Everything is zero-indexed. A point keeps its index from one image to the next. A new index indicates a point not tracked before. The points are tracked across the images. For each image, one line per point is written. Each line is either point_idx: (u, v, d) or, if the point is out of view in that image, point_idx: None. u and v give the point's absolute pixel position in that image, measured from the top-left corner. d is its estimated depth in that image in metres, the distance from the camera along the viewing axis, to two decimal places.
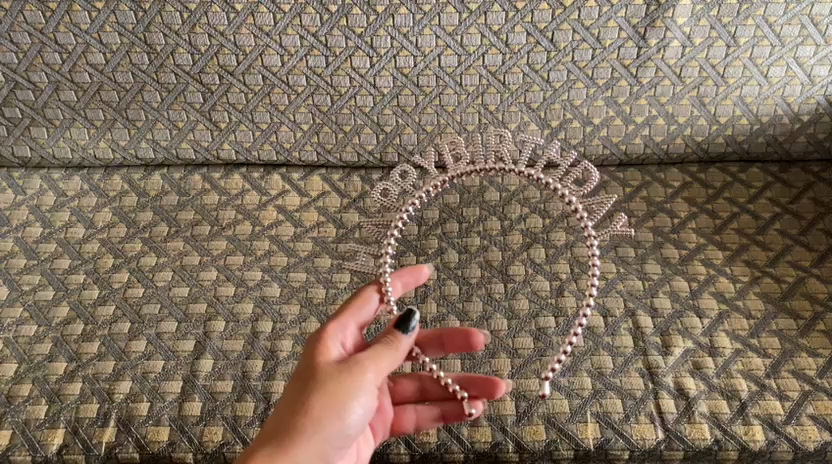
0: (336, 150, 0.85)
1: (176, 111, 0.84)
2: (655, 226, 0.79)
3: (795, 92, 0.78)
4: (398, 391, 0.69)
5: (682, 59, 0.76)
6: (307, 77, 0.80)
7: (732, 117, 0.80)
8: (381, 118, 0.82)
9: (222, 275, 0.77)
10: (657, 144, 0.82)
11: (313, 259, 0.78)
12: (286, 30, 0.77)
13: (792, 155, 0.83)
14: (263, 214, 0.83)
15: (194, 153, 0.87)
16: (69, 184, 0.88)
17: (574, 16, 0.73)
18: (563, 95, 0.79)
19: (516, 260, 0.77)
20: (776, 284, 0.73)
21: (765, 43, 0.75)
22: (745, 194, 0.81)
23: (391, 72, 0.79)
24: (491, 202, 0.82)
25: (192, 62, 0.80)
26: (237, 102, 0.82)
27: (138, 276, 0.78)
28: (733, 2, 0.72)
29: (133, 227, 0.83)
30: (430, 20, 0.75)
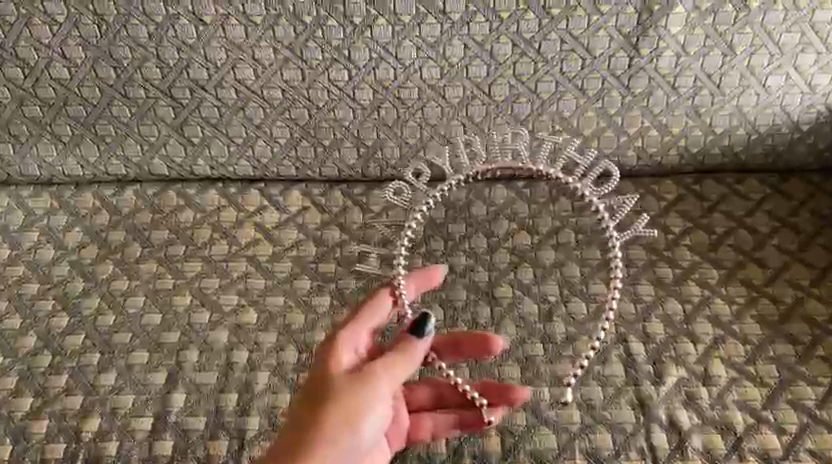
0: (315, 165, 0.93)
1: (148, 126, 0.91)
2: (648, 244, 0.85)
3: (795, 101, 0.86)
4: (415, 398, 0.72)
5: (676, 69, 0.84)
6: (283, 90, 0.88)
7: (729, 129, 0.88)
8: (363, 132, 0.91)
9: (196, 301, 0.83)
10: (649, 156, 0.90)
11: (291, 281, 0.84)
12: (261, 42, 0.85)
13: (792, 165, 0.90)
14: (242, 232, 0.89)
15: (168, 169, 0.94)
16: (56, 220, 0.92)
17: (562, 24, 0.82)
18: (567, 95, 0.86)
19: (503, 280, 0.82)
20: (764, 313, 0.78)
21: (764, 51, 0.83)
22: (743, 207, 0.88)
23: (371, 85, 0.87)
24: (478, 218, 0.88)
25: (161, 76, 0.88)
26: (210, 116, 0.90)
27: (110, 303, 0.83)
28: (729, 10, 0.80)
29: (105, 247, 0.89)
30: (410, 32, 0.83)
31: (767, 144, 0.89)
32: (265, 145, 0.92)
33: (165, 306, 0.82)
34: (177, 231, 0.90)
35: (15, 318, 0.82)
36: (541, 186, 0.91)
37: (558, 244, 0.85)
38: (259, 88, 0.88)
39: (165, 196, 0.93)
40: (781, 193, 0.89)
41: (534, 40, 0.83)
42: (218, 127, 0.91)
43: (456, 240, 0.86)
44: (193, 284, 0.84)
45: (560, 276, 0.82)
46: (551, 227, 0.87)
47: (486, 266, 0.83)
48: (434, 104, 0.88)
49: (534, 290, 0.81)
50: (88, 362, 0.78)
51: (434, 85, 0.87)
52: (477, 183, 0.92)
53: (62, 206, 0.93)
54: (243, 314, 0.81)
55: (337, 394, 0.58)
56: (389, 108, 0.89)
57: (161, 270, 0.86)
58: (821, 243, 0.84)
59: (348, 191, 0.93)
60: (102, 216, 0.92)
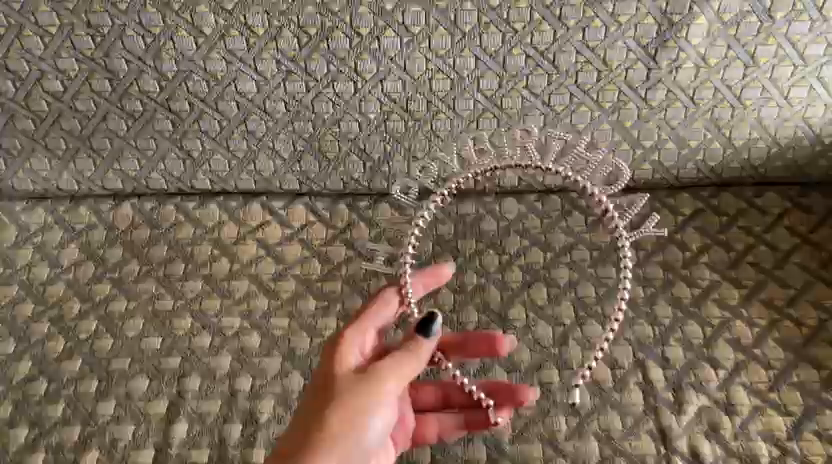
0: (319, 179, 1.00)
1: (146, 140, 0.97)
2: (667, 261, 0.95)
3: (772, 113, 0.93)
4: (422, 398, 0.87)
5: (646, 83, 0.91)
6: (285, 103, 0.93)
7: (702, 142, 0.96)
8: (368, 145, 0.97)
9: (197, 324, 0.89)
10: (627, 168, 0.99)
11: (297, 299, 0.91)
12: (262, 54, 0.89)
13: (768, 178, 1.00)
14: (242, 249, 0.96)
15: (165, 183, 1.00)
16: (91, 235, 0.99)
17: (577, 36, 0.87)
18: (565, 118, 0.94)
19: (517, 300, 0.92)
20: (744, 327, 0.89)
21: (739, 64, 0.89)
22: (717, 221, 0.98)
23: (377, 98, 0.92)
24: (489, 233, 0.98)
25: (158, 89, 0.92)
26: (211, 129, 0.95)
27: (108, 326, 0.90)
28: (702, 24, 0.86)
29: (102, 265, 0.96)
30: (420, 42, 0.88)
31: (743, 158, 0.98)
32: (268, 159, 0.98)
33: (195, 311, 0.91)
34: (196, 242, 0.97)
35: (49, 327, 0.90)
36: (554, 198, 1.01)
37: (572, 262, 0.94)
38: (261, 101, 0.93)
39: (163, 211, 1.00)
40: (757, 208, 0.99)
41: (548, 52, 0.89)
42: (218, 141, 0.97)
43: (466, 256, 0.96)
44: (224, 293, 0.92)
45: (559, 290, 0.92)
46: (564, 242, 0.96)
47: (499, 285, 0.93)
48: (444, 117, 0.94)
49: (541, 311, 0.90)
50: (114, 366, 0.86)
51: (442, 97, 0.92)
52: (486, 196, 1.01)
53: (99, 220, 1.00)
54: (273, 319, 0.90)
55: (345, 397, 0.67)
56: (393, 119, 0.94)
57: (188, 274, 0.94)
58: (798, 262, 0.94)
59: (355, 204, 1.01)
60: (142, 230, 0.99)
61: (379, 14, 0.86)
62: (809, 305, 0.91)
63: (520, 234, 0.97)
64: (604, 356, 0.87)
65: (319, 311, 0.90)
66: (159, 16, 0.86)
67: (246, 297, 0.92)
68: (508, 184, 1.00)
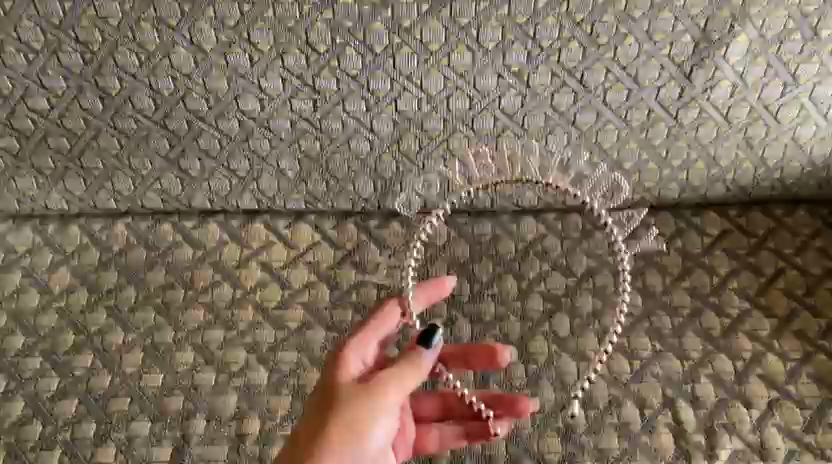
0: (327, 199, 0.95)
1: (140, 160, 0.92)
2: (693, 288, 0.93)
3: (811, 132, 0.91)
4: (422, 407, 0.86)
5: (679, 101, 0.88)
6: (291, 121, 0.89)
7: (736, 161, 0.94)
8: (380, 165, 0.92)
9: (200, 358, 0.86)
10: (647, 190, 0.96)
11: (305, 332, 0.88)
12: (266, 73, 0.85)
13: (800, 196, 0.97)
14: (245, 274, 0.93)
15: (162, 202, 0.96)
16: (86, 255, 0.95)
17: (609, 55, 0.84)
18: (590, 139, 0.91)
19: (536, 332, 0.89)
20: (777, 361, 0.87)
21: (779, 83, 0.87)
22: (744, 245, 0.95)
23: (391, 115, 0.88)
24: (507, 256, 0.95)
25: (154, 107, 0.88)
26: (210, 148, 0.91)
27: (105, 361, 0.87)
28: (742, 42, 0.83)
29: (97, 292, 0.92)
30: (438, 62, 0.84)
31: (775, 179, 0.95)
32: (271, 179, 0.94)
33: (197, 344, 0.87)
34: (196, 265, 0.93)
35: (42, 361, 0.87)
36: (572, 218, 0.98)
37: (595, 289, 0.93)
38: (265, 119, 0.88)
39: (161, 230, 0.96)
40: (787, 228, 0.97)
41: (577, 70, 0.85)
42: (218, 160, 0.92)
43: (483, 283, 0.93)
44: (226, 325, 0.89)
45: (581, 321, 0.90)
46: (587, 268, 0.94)
47: (518, 315, 0.90)
48: (461, 136, 0.91)
49: (563, 345, 0.88)
50: (112, 406, 0.84)
51: (460, 115, 0.89)
52: (504, 215, 0.98)
53: (92, 240, 0.96)
54: (280, 352, 0.87)
55: (342, 408, 0.69)
56: (408, 138, 0.90)
57: (187, 301, 0.91)
58: (829, 287, 0.93)
59: (362, 223, 0.97)
60: (138, 251, 0.95)
61: (396, 31, 0.82)
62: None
63: (540, 258, 0.95)
64: (630, 394, 0.85)
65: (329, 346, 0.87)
66: (154, 31, 0.82)
67: (252, 325, 0.89)
68: (526, 202, 0.97)
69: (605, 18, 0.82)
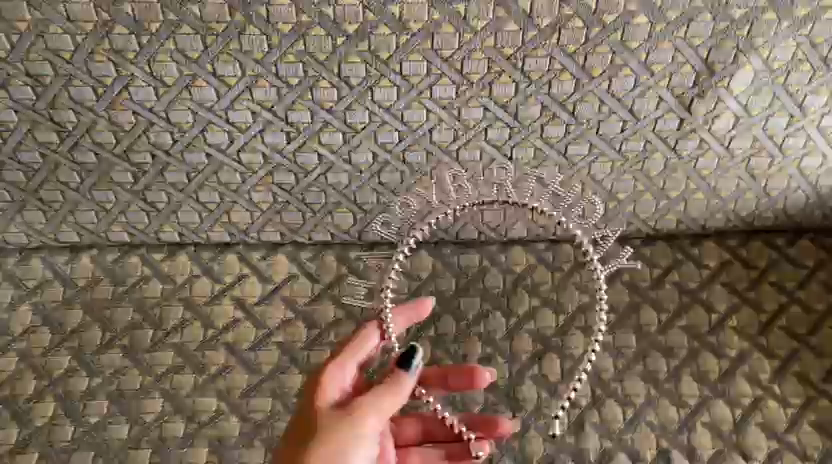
0: (347, 228, 1.13)
1: (156, 194, 1.07)
2: (686, 326, 1.09)
3: (814, 165, 1.02)
4: (407, 433, 1.02)
5: (680, 135, 0.99)
6: (301, 160, 1.02)
7: (738, 196, 1.07)
8: (360, 197, 1.08)
9: (168, 406, 1.04)
10: (643, 221, 1.11)
11: (273, 377, 1.06)
12: (281, 108, 0.96)
13: (801, 225, 1.12)
14: (226, 318, 1.10)
15: (177, 235, 1.13)
16: (96, 289, 1.13)
17: (603, 85, 0.92)
18: (580, 176, 1.05)
19: (523, 375, 1.05)
20: (777, 408, 1.02)
21: (785, 114, 0.96)
22: (744, 276, 1.11)
23: (369, 149, 1.01)
24: (498, 296, 1.11)
25: (172, 142, 1.00)
26: (229, 182, 1.05)
27: (113, 399, 1.04)
28: (749, 71, 0.91)
29: (106, 327, 1.10)
30: (421, 94, 0.94)
31: (777, 210, 1.09)
32: (297, 215, 1.10)
33: (219, 390, 1.05)
34: (210, 302, 1.11)
35: (54, 405, 1.04)
36: (565, 249, 1.15)
37: (584, 328, 1.09)
38: (272, 151, 1.01)
39: (177, 261, 1.15)
40: (788, 258, 1.12)
41: (569, 101, 0.94)
42: (223, 187, 1.06)
43: (469, 321, 1.09)
44: (245, 363, 1.07)
45: (571, 363, 1.06)
46: (578, 303, 1.10)
47: (506, 358, 1.07)
48: (445, 169, 1.04)
49: (553, 390, 1.05)
50: (113, 437, 1.02)
51: (442, 147, 1.01)
52: (490, 246, 1.15)
53: (104, 274, 1.14)
54: (252, 400, 1.04)
55: (320, 438, 0.77)
56: (385, 170, 1.04)
57: (186, 342, 1.08)
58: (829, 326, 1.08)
59: (343, 253, 1.15)
60: (153, 285, 1.13)
61: (371, 62, 0.90)
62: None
63: (528, 292, 1.11)
64: (627, 447, 1.00)
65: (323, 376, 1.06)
66: (113, 65, 0.90)
67: (275, 369, 1.06)
68: (517, 234, 1.14)
69: (597, 51, 0.89)
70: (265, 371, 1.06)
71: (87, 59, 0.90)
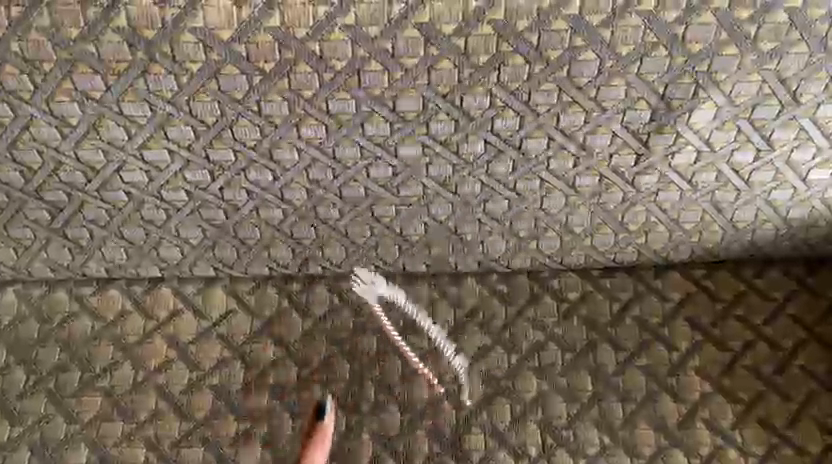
0: (288, 264, 1.14)
1: (79, 230, 1.08)
2: (643, 365, 1.12)
3: (787, 197, 1.04)
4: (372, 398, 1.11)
5: (634, 170, 1.00)
6: (256, 191, 1.02)
7: (704, 225, 1.09)
8: (299, 232, 1.08)
9: (102, 457, 1.08)
10: (598, 253, 1.13)
11: (214, 422, 1.10)
12: (216, 145, 0.95)
13: (772, 257, 1.15)
14: (177, 361, 1.13)
15: (103, 269, 1.15)
16: (70, 326, 1.16)
17: (556, 121, 0.93)
18: (535, 205, 1.05)
19: (476, 420, 1.09)
20: (736, 457, 1.06)
21: (750, 148, 0.97)
22: (706, 311, 1.14)
23: (324, 189, 1.02)
24: (453, 333, 1.14)
25: (77, 180, 1.00)
26: (153, 218, 1.06)
27: (39, 445, 1.08)
28: (710, 107, 0.92)
29: (33, 368, 1.13)
30: (352, 133, 0.94)
31: (747, 240, 1.11)
32: (231, 251, 1.11)
33: (205, 439, 1.09)
34: (197, 340, 1.15)
35: (30, 455, 1.08)
36: (516, 281, 1.17)
37: (539, 369, 1.12)
38: (212, 189, 1.01)
39: (106, 296, 1.18)
40: (756, 291, 1.15)
41: (515, 137, 0.95)
42: (163, 229, 1.08)
43: (416, 362, 1.13)
44: (234, 408, 1.10)
45: (579, 406, 1.09)
46: (587, 340, 1.13)
47: (510, 399, 1.10)
48: (442, 202, 1.04)
49: (558, 435, 1.08)
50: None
51: (383, 183, 1.01)
52: (442, 280, 1.18)
53: (31, 310, 1.17)
54: (183, 450, 1.08)
55: None
56: (321, 204, 1.04)
57: (168, 383, 1.12)
58: (799, 365, 1.11)
59: (331, 285, 1.18)
60: (81, 321, 1.16)
61: (296, 101, 0.89)
62: (811, 421, 1.08)
63: (479, 329, 1.14)
64: None
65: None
66: (76, 105, 0.89)
67: (269, 413, 1.10)
68: (466, 268, 1.16)
69: (615, 83, 0.88)
70: (256, 415, 1.10)
71: (48, 100, 0.89)
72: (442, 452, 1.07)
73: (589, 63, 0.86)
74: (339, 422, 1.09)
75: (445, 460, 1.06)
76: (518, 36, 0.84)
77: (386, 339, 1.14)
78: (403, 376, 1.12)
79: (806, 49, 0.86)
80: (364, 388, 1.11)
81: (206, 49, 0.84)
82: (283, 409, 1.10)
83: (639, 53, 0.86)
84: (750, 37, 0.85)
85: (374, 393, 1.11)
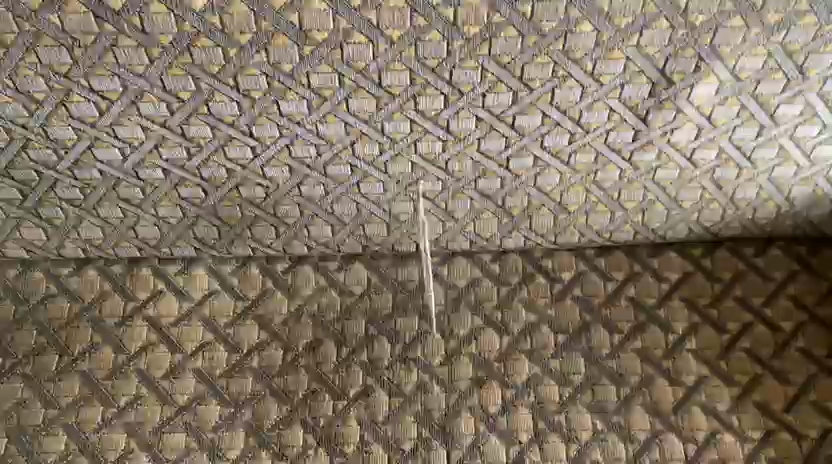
0: (274, 244, 1.10)
1: (53, 209, 1.03)
2: (638, 347, 1.08)
3: (790, 175, 1.00)
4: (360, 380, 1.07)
5: (632, 147, 0.96)
6: (236, 169, 0.97)
7: (703, 203, 1.05)
8: (284, 211, 1.05)
9: (80, 443, 1.04)
10: (593, 233, 1.09)
11: (195, 406, 1.06)
12: (193, 121, 0.90)
13: (772, 235, 1.12)
14: (158, 344, 1.10)
15: (80, 250, 1.11)
16: (47, 308, 1.12)
17: (550, 97, 0.89)
18: (528, 183, 1.01)
19: (466, 404, 1.05)
20: (734, 442, 1.03)
21: (753, 124, 0.93)
22: (704, 291, 1.11)
23: (308, 166, 0.97)
24: (443, 314, 1.11)
25: (48, 157, 0.95)
26: (130, 197, 1.01)
27: (16, 430, 1.05)
28: (712, 82, 0.87)
29: (10, 351, 1.10)
30: (337, 109, 0.90)
31: (747, 219, 1.08)
32: (213, 230, 1.07)
33: (187, 424, 1.05)
34: (178, 322, 1.11)
35: (7, 442, 1.04)
36: (509, 260, 1.14)
37: (531, 352, 1.08)
38: (191, 167, 0.97)
39: (85, 277, 1.14)
40: (755, 272, 1.12)
41: (508, 114, 0.91)
42: (141, 208, 1.03)
43: (405, 344, 1.09)
44: (217, 392, 1.07)
45: (572, 389, 1.06)
46: (580, 321, 1.10)
47: (500, 383, 1.06)
48: (431, 180, 1.00)
49: (550, 420, 1.04)
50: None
51: (370, 161, 0.97)
52: (433, 259, 1.14)
53: (7, 291, 1.13)
54: (164, 435, 1.04)
55: None
56: (305, 183, 1.00)
57: (149, 367, 1.09)
58: (799, 347, 1.08)
59: (318, 265, 1.14)
60: (60, 302, 1.12)
61: (276, 76, 0.85)
62: (811, 405, 1.04)
63: (470, 310, 1.11)
64: None
65: (298, 403, 1.06)
66: (42, 80, 0.84)
67: (253, 397, 1.07)
68: (457, 248, 1.12)
69: (612, 57, 0.84)
70: (239, 400, 1.07)
71: (11, 74, 0.84)
72: (430, 437, 1.03)
73: (585, 36, 0.81)
74: (326, 406, 1.06)
75: (434, 446, 1.03)
76: (511, 7, 0.78)
77: (374, 320, 1.11)
78: (392, 359, 1.08)
79: (815, 22, 0.80)
80: (352, 371, 1.08)
81: (176, 21, 0.78)
82: (267, 394, 1.07)
83: (640, 25, 0.81)
84: (754, 7, 0.79)
85: (362, 376, 1.08)
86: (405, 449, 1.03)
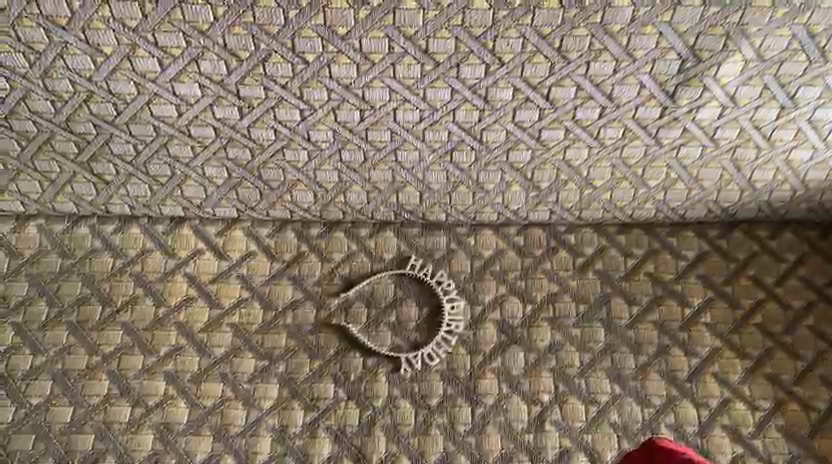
0: (310, 208, 1.15)
1: (105, 165, 1.09)
2: (654, 319, 1.13)
3: (807, 157, 1.05)
4: (387, 340, 1.12)
5: (658, 122, 1.01)
6: (282, 130, 1.03)
7: (722, 184, 1.10)
8: (323, 176, 1.09)
9: (122, 388, 1.09)
10: (615, 209, 1.15)
11: (231, 359, 1.11)
12: (247, 82, 0.96)
13: (787, 218, 1.17)
14: (196, 299, 1.15)
15: (126, 207, 1.16)
16: (92, 262, 1.17)
17: (585, 69, 0.94)
18: (556, 155, 1.06)
19: (490, 365, 1.10)
20: (744, 410, 1.08)
21: (774, 105, 0.98)
22: (719, 269, 1.16)
23: (349, 131, 1.03)
24: (469, 282, 1.16)
25: (107, 112, 1.01)
26: (180, 156, 1.07)
27: (61, 375, 1.10)
28: (738, 62, 0.93)
29: (55, 301, 1.15)
30: (383, 74, 0.95)
31: (764, 200, 1.13)
32: (254, 193, 1.13)
33: (225, 374, 1.10)
34: (216, 279, 1.16)
35: (52, 384, 1.10)
36: (534, 234, 1.19)
37: (553, 320, 1.13)
38: (240, 127, 1.02)
39: (128, 234, 1.19)
40: (768, 253, 1.17)
41: (544, 85, 0.96)
42: (188, 166, 1.08)
43: (432, 308, 1.14)
44: (253, 346, 1.12)
45: (591, 355, 1.11)
46: (600, 292, 1.15)
47: (523, 348, 1.11)
48: (466, 149, 1.05)
49: (570, 383, 1.09)
50: (113, 419, 1.07)
51: (409, 127, 1.02)
52: (460, 229, 1.19)
53: (54, 244, 1.18)
54: (202, 384, 1.10)
55: None
56: (346, 148, 1.05)
57: (188, 320, 1.14)
58: (808, 326, 1.13)
59: (350, 231, 1.19)
60: (104, 256, 1.18)
61: (329, 37, 0.91)
62: (819, 379, 1.09)
63: (496, 278, 1.16)
64: (573, 442, 1.06)
65: (329, 359, 1.12)
66: (111, 34, 0.91)
67: (287, 352, 1.12)
68: (486, 219, 1.17)
69: (646, 31, 0.90)
70: (273, 354, 1.12)
71: (84, 26, 0.90)
72: (456, 395, 1.08)
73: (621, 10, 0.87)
74: (356, 363, 1.11)
75: (458, 402, 1.08)
76: None
77: (402, 284, 1.16)
78: (419, 321, 1.14)
79: None
80: (381, 332, 1.13)
81: None
82: (298, 350, 1.12)
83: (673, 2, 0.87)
84: None
85: (390, 336, 1.13)
86: (431, 404, 1.08)
